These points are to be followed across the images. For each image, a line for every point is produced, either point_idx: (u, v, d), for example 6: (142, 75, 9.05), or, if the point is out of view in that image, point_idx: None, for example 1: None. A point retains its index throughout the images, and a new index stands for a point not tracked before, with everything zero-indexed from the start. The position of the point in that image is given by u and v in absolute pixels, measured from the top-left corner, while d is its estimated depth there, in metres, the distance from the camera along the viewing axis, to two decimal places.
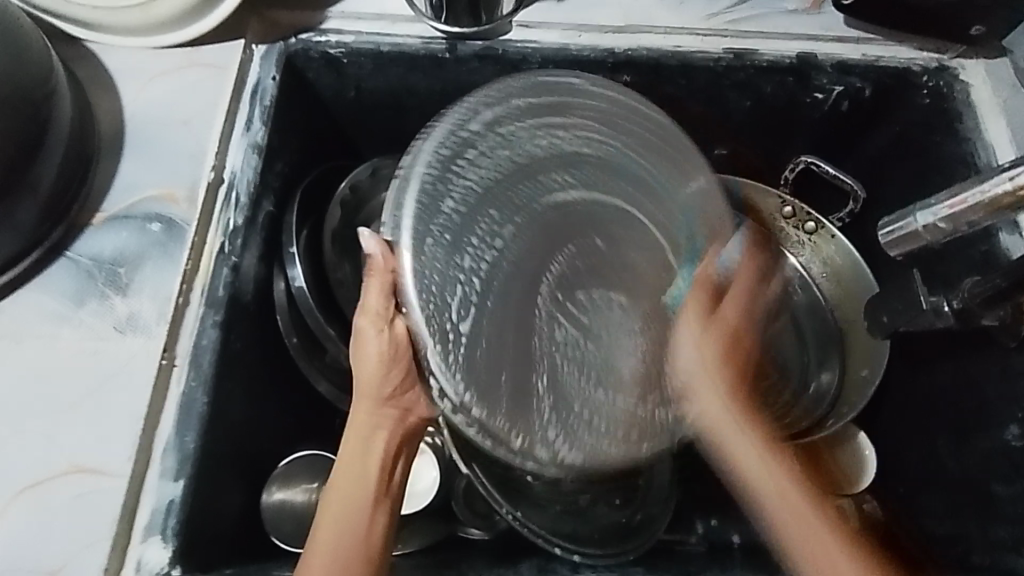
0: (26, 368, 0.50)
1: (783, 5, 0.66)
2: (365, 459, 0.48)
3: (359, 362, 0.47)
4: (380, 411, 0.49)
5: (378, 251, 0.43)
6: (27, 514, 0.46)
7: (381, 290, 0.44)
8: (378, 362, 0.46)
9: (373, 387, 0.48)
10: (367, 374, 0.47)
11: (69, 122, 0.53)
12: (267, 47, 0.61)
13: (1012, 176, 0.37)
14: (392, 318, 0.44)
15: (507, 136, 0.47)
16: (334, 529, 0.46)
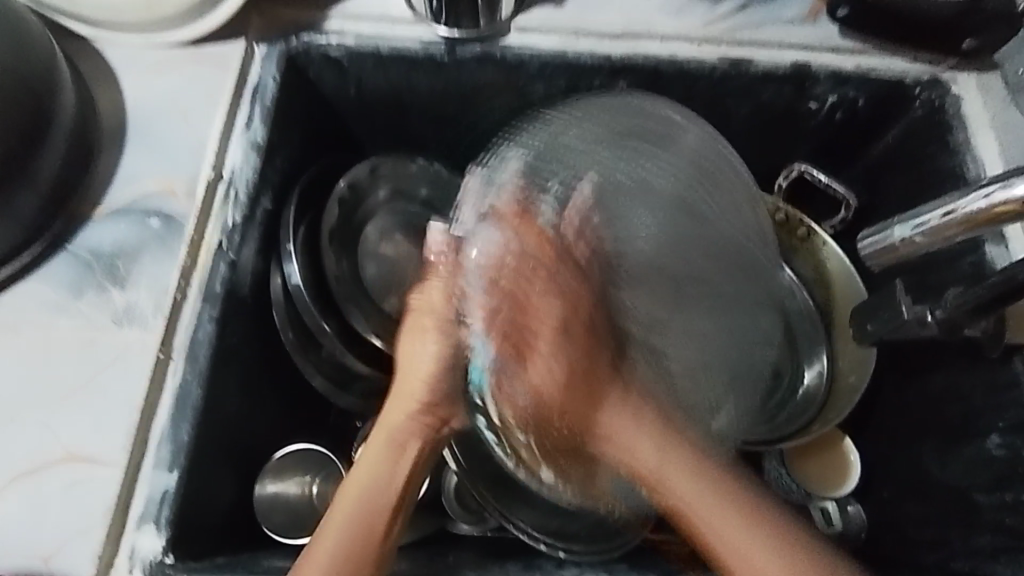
0: (27, 357, 0.51)
1: (781, 13, 0.67)
2: (388, 463, 0.50)
3: (421, 361, 0.50)
4: (421, 418, 0.51)
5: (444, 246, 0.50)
6: (23, 500, 0.47)
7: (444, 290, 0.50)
8: (435, 367, 0.50)
9: (424, 393, 0.50)
10: (427, 378, 0.50)
11: (71, 116, 0.54)
12: (267, 46, 0.62)
13: (989, 194, 0.38)
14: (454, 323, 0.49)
15: (591, 152, 0.53)
16: (348, 534, 0.47)
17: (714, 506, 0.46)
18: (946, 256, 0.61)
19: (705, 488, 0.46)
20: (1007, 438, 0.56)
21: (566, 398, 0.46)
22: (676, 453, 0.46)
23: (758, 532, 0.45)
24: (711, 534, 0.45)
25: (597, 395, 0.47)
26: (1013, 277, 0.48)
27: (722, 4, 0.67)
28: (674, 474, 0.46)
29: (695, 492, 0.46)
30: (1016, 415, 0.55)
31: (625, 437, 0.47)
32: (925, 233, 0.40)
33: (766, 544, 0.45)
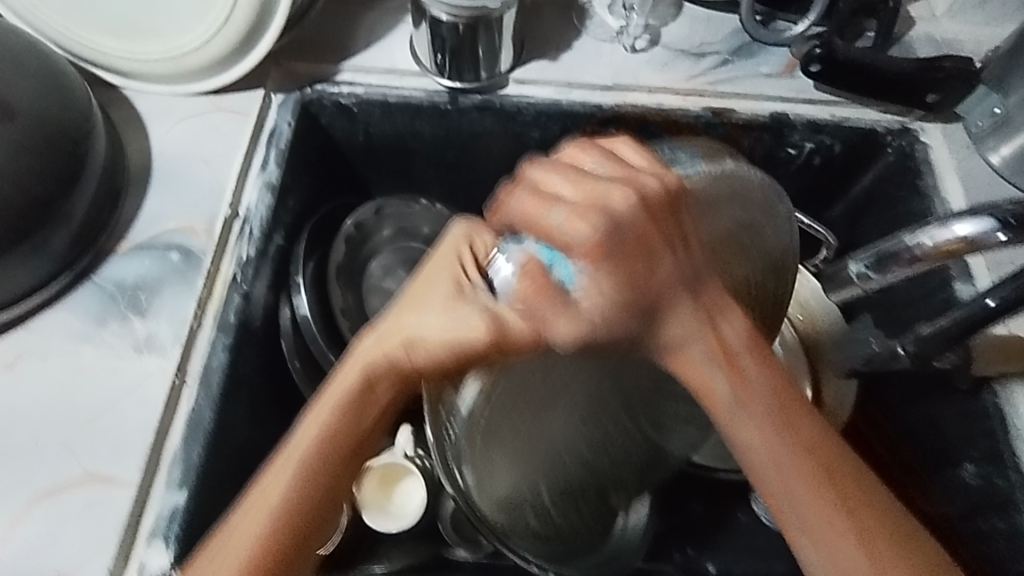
0: (52, 383, 0.54)
1: (759, 68, 0.72)
2: (340, 434, 0.43)
3: (425, 323, 0.40)
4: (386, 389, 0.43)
5: (533, 335, 0.39)
6: (43, 517, 0.49)
7: (499, 318, 0.39)
8: (442, 338, 0.40)
9: (418, 357, 0.41)
10: (430, 357, 0.41)
11: (102, 158, 0.59)
12: (284, 95, 0.67)
13: (932, 236, 0.47)
14: (486, 338, 0.39)
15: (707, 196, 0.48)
16: (292, 488, 0.42)
17: (836, 516, 0.40)
18: (917, 291, 0.64)
19: (825, 504, 0.40)
20: (981, 468, 0.57)
21: (681, 332, 0.41)
22: (774, 443, 0.41)
23: (877, 560, 0.39)
24: (798, 527, 0.41)
25: (691, 337, 0.41)
26: (971, 312, 0.52)
27: (704, 59, 0.72)
28: (763, 453, 0.41)
29: (804, 493, 0.40)
30: (988, 444, 0.56)
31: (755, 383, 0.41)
32: (882, 266, 0.51)
33: (889, 568, 0.39)
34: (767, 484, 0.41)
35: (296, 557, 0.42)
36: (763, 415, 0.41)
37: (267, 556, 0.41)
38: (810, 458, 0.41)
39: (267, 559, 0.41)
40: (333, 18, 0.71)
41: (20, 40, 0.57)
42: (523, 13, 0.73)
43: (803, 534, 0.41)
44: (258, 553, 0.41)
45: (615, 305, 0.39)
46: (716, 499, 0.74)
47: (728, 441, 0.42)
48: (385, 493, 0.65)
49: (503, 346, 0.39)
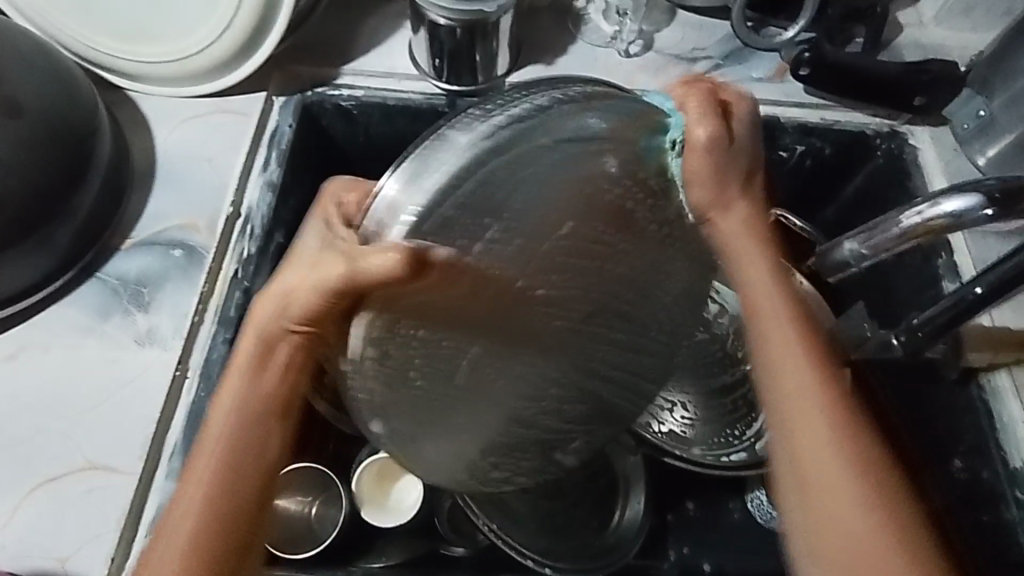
0: (56, 374, 0.55)
1: (749, 72, 0.74)
2: (248, 399, 0.43)
3: (289, 282, 0.41)
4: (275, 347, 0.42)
5: (391, 271, 0.36)
6: (45, 505, 0.51)
7: (354, 264, 0.37)
8: (308, 292, 0.39)
9: (294, 313, 0.40)
10: (302, 308, 0.40)
11: (107, 156, 0.60)
12: (286, 98, 0.69)
13: (919, 213, 0.49)
14: (343, 281, 0.37)
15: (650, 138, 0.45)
16: (222, 457, 0.42)
17: (814, 424, 0.43)
18: (907, 290, 0.65)
19: (823, 410, 0.43)
20: (968, 462, 0.58)
21: (728, 238, 0.47)
22: (802, 331, 0.46)
23: (848, 478, 0.41)
24: (788, 396, 0.44)
25: (736, 239, 0.47)
26: (959, 303, 0.53)
27: (697, 63, 0.74)
28: (779, 335, 0.46)
29: (794, 365, 0.45)
30: (974, 438, 0.58)
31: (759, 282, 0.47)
32: (869, 245, 0.52)
33: (843, 458, 0.42)
34: (769, 354, 0.46)
35: (256, 518, 0.42)
36: (792, 308, 0.47)
37: (216, 512, 0.41)
38: (816, 349, 0.45)
39: (213, 519, 0.40)
40: (335, 23, 0.73)
41: (27, 41, 0.58)
42: (520, 20, 0.75)
43: (784, 396, 0.44)
44: (206, 513, 0.40)
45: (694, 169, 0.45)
46: (710, 498, 0.74)
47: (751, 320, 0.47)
48: (383, 490, 0.67)
49: (358, 283, 0.37)
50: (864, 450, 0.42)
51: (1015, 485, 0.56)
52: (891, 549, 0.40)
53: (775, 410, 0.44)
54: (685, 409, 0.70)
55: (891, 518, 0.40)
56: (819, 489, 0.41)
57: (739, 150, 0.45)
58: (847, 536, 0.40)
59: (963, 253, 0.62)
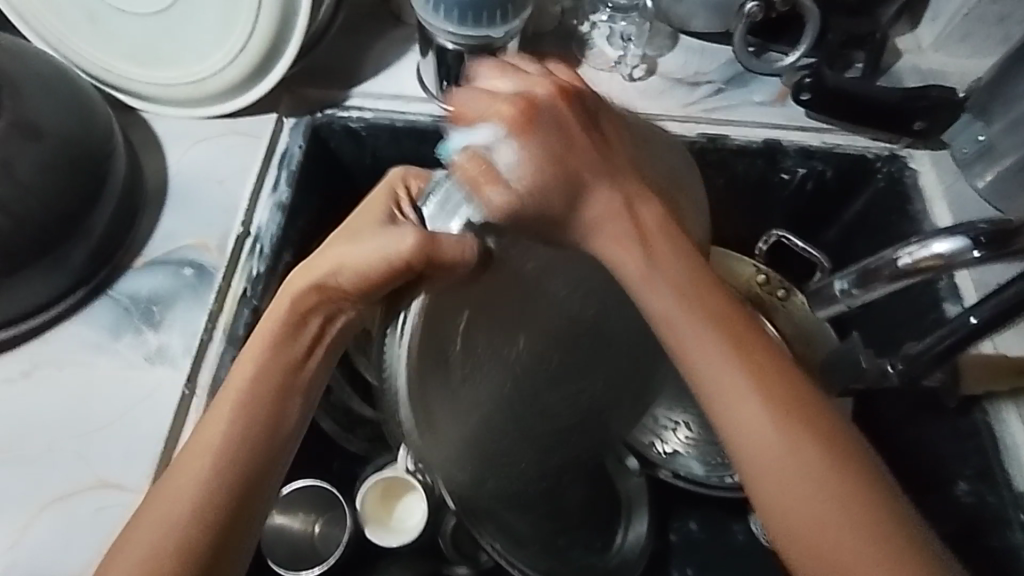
0: (68, 391, 0.57)
1: (752, 97, 0.75)
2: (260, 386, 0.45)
3: (356, 252, 0.46)
4: (296, 325, 0.47)
5: (460, 254, 0.45)
6: (57, 521, 0.52)
7: (430, 240, 0.44)
8: (366, 263, 0.45)
9: (346, 280, 0.46)
10: (356, 279, 0.46)
11: (121, 177, 0.61)
12: (296, 119, 0.70)
13: (911, 252, 0.50)
14: (415, 248, 0.44)
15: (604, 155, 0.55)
16: (230, 431, 0.44)
17: (734, 419, 0.44)
18: (910, 312, 0.66)
19: (741, 405, 0.43)
20: (973, 485, 0.58)
21: (612, 240, 0.48)
22: (722, 342, 0.45)
23: (781, 465, 0.42)
24: (729, 410, 0.44)
25: (618, 243, 0.48)
26: (956, 330, 0.54)
27: (700, 88, 0.75)
28: (702, 348, 0.45)
29: (724, 377, 0.44)
30: (979, 461, 0.58)
31: (655, 292, 0.47)
32: (862, 283, 0.55)
33: (798, 455, 0.42)
34: (699, 370, 0.45)
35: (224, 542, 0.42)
36: (716, 314, 0.46)
37: (185, 536, 0.41)
38: (745, 356, 0.45)
39: (215, 492, 0.42)
40: (344, 47, 0.74)
41: (46, 65, 0.59)
42: (526, 44, 0.76)
43: (723, 411, 0.44)
44: (172, 540, 0.41)
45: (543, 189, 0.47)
46: (713, 518, 0.75)
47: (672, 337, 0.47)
48: (385, 507, 0.66)
49: (430, 258, 0.44)
50: (820, 443, 0.43)
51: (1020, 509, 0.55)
52: (869, 532, 0.40)
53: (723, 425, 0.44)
54: (688, 430, 0.72)
55: (862, 504, 0.41)
56: (783, 490, 0.42)
57: (576, 138, 0.48)
58: (823, 529, 0.41)
59: (965, 275, 0.63)
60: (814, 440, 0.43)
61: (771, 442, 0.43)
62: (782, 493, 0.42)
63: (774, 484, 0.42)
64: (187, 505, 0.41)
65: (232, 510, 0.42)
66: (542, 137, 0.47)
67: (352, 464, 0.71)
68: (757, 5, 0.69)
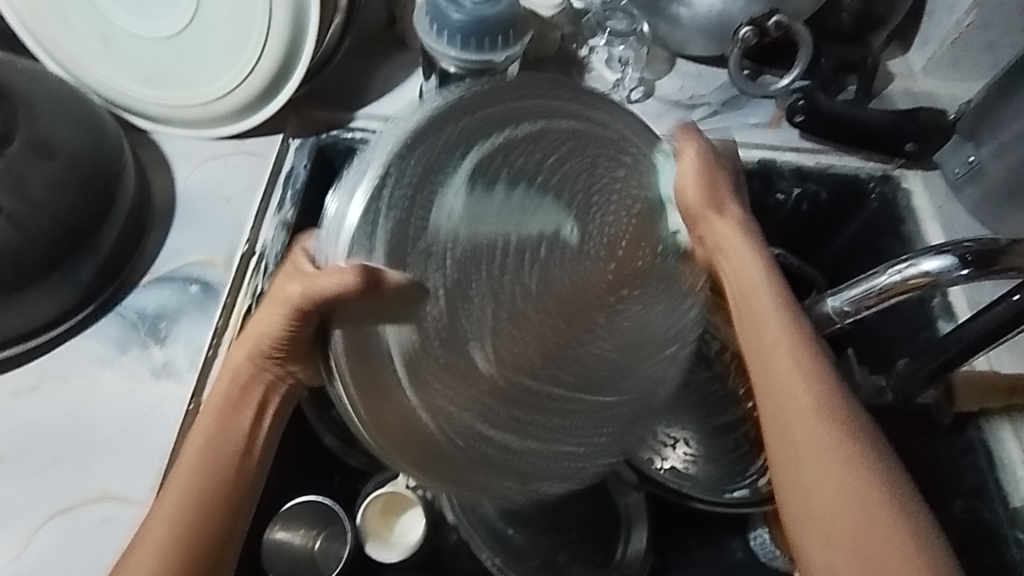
0: (74, 404, 0.57)
1: (748, 119, 0.77)
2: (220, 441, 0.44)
3: (264, 317, 0.44)
4: (246, 387, 0.46)
5: (349, 284, 0.39)
6: (61, 533, 0.52)
7: (312, 283, 0.41)
8: (274, 322, 0.43)
9: (264, 343, 0.44)
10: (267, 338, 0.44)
11: (131, 195, 0.63)
12: (301, 140, 0.72)
13: (902, 271, 0.51)
14: (308, 295, 0.41)
15: (572, 162, 0.50)
16: (196, 482, 0.42)
17: (799, 382, 0.44)
18: (906, 330, 0.67)
19: (806, 367, 0.45)
20: (969, 502, 0.59)
21: (718, 238, 0.52)
22: (787, 337, 0.46)
23: (835, 434, 0.42)
24: (775, 396, 0.45)
25: (724, 239, 0.51)
26: (948, 349, 0.55)
27: (696, 110, 0.77)
28: (770, 340, 0.47)
29: (784, 338, 0.46)
30: (974, 480, 0.58)
31: (738, 265, 0.50)
32: (853, 302, 0.53)
33: (829, 437, 0.42)
34: (766, 348, 0.47)
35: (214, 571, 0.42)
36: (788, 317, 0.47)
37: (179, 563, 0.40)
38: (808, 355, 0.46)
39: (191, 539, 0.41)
40: (350, 71, 0.76)
41: (62, 87, 0.61)
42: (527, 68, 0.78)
43: (772, 385, 0.45)
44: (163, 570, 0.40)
45: (688, 187, 0.52)
46: (712, 535, 0.75)
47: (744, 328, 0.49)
48: (386, 523, 0.66)
49: (316, 300, 0.41)
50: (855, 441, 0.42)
51: (1017, 526, 0.56)
52: (891, 524, 0.39)
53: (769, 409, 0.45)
54: (688, 447, 0.71)
55: (886, 505, 0.39)
56: (820, 472, 0.41)
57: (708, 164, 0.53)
58: (841, 518, 0.39)
59: (958, 292, 0.64)
60: (852, 436, 0.42)
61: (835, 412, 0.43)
62: (829, 459, 0.41)
63: (828, 452, 0.41)
64: (167, 552, 0.40)
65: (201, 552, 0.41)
66: (710, 172, 0.53)
67: (352, 481, 0.71)
68: (750, 30, 0.70)
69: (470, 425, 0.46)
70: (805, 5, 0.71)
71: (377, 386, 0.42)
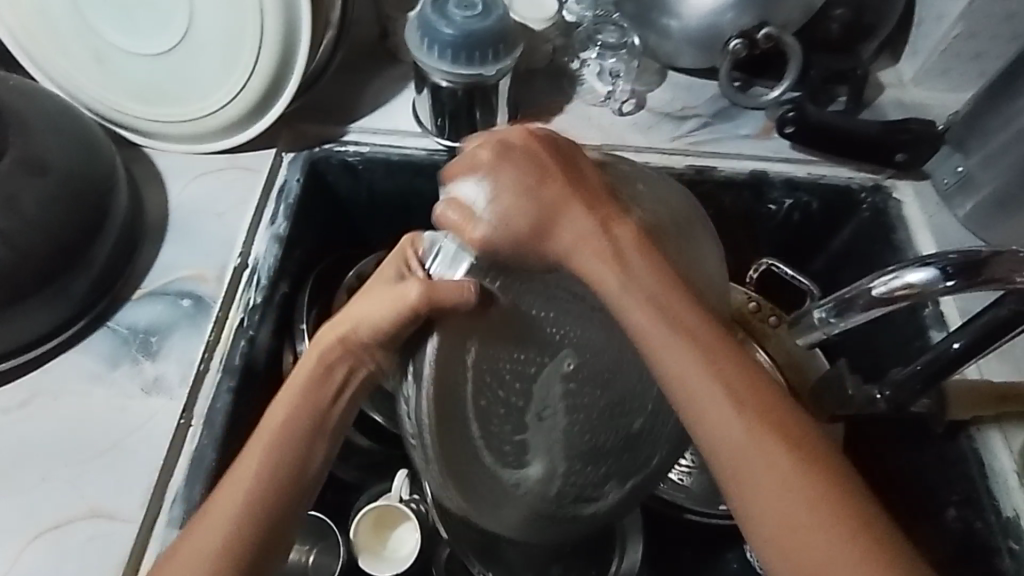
0: (64, 420, 0.57)
1: (738, 130, 0.77)
2: (294, 429, 0.45)
3: (367, 302, 0.46)
4: (329, 370, 0.46)
5: (465, 295, 0.43)
6: (48, 552, 0.52)
7: (433, 284, 0.43)
8: (380, 313, 0.45)
9: (365, 332, 0.46)
10: (375, 330, 0.45)
11: (123, 211, 0.63)
12: (294, 154, 0.72)
13: (885, 282, 0.51)
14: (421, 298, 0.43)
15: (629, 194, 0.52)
16: (260, 469, 0.44)
17: (724, 412, 0.43)
18: (897, 339, 0.67)
19: (727, 397, 0.43)
20: (962, 512, 0.58)
21: (575, 247, 0.46)
22: (717, 374, 0.43)
23: (778, 458, 0.42)
24: (715, 434, 0.43)
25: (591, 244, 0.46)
26: (941, 356, 0.55)
27: (687, 122, 0.77)
28: (700, 378, 0.43)
29: (698, 379, 0.43)
30: (966, 489, 0.58)
31: (619, 292, 0.45)
32: (841, 310, 0.54)
33: (776, 465, 0.42)
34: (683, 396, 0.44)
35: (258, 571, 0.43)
36: (706, 345, 0.44)
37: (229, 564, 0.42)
38: (740, 386, 0.44)
39: (237, 540, 0.42)
40: (342, 85, 0.77)
41: (53, 104, 0.62)
42: (519, 80, 0.79)
43: (703, 426, 0.43)
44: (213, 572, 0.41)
45: (512, 218, 0.45)
46: (707, 547, 0.75)
47: (664, 380, 0.44)
48: (378, 537, 0.66)
49: (435, 306, 0.43)
50: (805, 458, 0.42)
51: (1010, 536, 0.55)
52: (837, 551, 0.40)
53: (716, 449, 0.43)
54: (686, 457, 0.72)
55: (844, 516, 0.41)
56: (768, 507, 0.41)
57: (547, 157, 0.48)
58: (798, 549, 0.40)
59: (949, 301, 0.64)
60: (799, 456, 0.42)
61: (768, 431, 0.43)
62: (766, 486, 0.42)
63: (767, 482, 0.42)
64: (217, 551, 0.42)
65: (267, 538, 0.43)
66: (521, 171, 0.47)
67: (344, 495, 0.70)
68: (739, 43, 0.71)
69: (502, 446, 0.50)
70: (795, 16, 0.71)
71: (445, 397, 0.45)
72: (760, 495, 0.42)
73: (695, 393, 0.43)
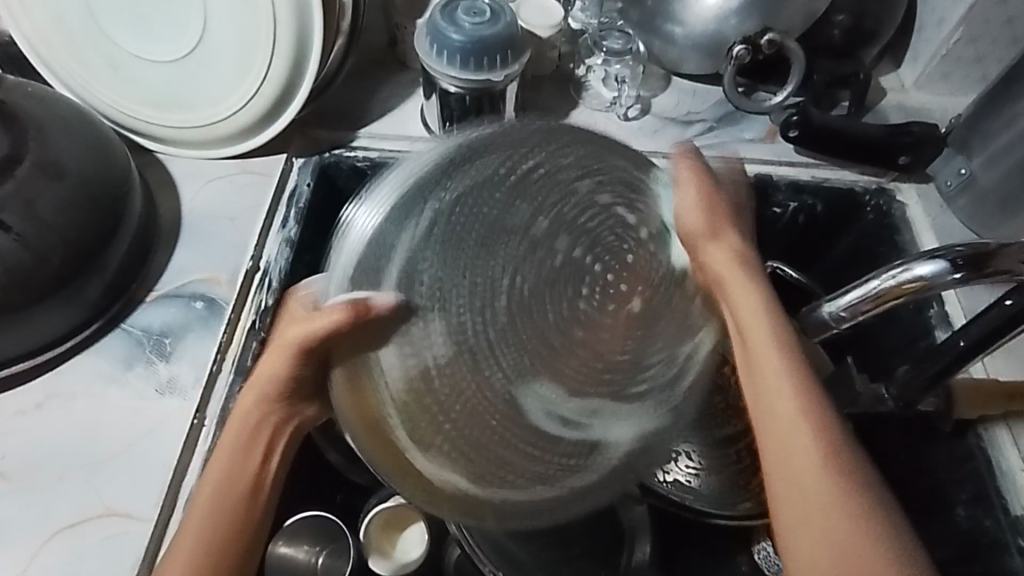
0: (79, 421, 0.58)
1: (742, 134, 0.78)
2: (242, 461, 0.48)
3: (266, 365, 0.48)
4: (267, 412, 0.49)
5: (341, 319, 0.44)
6: (64, 550, 0.52)
7: (310, 325, 0.45)
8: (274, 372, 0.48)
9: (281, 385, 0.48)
10: (279, 382, 0.48)
11: (137, 215, 0.64)
12: (304, 159, 0.73)
13: (895, 274, 0.51)
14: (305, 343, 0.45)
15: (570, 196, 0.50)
16: (215, 495, 0.46)
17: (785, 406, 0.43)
18: (903, 339, 0.67)
19: (800, 395, 0.43)
20: (971, 510, 0.59)
21: (717, 269, 0.50)
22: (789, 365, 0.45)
23: (821, 460, 0.41)
24: (756, 403, 0.45)
25: (725, 267, 0.50)
26: (945, 354, 0.55)
27: (691, 126, 0.78)
28: (776, 387, 0.44)
29: (780, 368, 0.45)
30: (975, 488, 0.58)
31: (744, 300, 0.48)
32: (848, 306, 0.54)
33: (818, 466, 0.40)
34: (756, 381, 0.45)
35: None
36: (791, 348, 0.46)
37: None
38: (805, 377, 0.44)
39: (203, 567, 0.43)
40: (351, 92, 0.78)
41: (70, 111, 0.63)
42: (526, 87, 0.80)
43: (763, 411, 0.44)
44: None
45: (686, 223, 0.51)
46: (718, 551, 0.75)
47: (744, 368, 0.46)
48: (389, 539, 0.66)
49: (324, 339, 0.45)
50: (835, 456, 0.41)
51: (1018, 533, 0.56)
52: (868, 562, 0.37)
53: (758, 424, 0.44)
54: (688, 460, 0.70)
55: (836, 503, 0.39)
56: (801, 497, 0.40)
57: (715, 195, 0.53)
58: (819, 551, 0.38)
59: (953, 299, 0.65)
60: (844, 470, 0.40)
61: (824, 437, 0.42)
62: (807, 482, 0.40)
63: (812, 478, 0.40)
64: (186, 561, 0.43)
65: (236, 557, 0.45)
66: (708, 200, 0.53)
67: (355, 497, 0.71)
68: (744, 47, 0.71)
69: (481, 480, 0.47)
70: (798, 21, 0.72)
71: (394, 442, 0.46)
72: (799, 481, 0.40)
73: (766, 383, 0.45)
